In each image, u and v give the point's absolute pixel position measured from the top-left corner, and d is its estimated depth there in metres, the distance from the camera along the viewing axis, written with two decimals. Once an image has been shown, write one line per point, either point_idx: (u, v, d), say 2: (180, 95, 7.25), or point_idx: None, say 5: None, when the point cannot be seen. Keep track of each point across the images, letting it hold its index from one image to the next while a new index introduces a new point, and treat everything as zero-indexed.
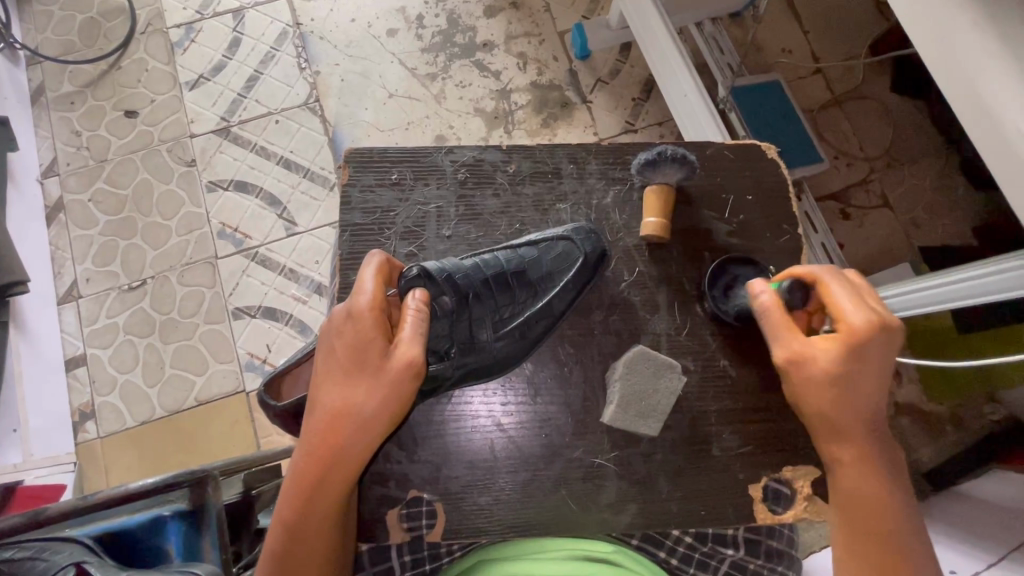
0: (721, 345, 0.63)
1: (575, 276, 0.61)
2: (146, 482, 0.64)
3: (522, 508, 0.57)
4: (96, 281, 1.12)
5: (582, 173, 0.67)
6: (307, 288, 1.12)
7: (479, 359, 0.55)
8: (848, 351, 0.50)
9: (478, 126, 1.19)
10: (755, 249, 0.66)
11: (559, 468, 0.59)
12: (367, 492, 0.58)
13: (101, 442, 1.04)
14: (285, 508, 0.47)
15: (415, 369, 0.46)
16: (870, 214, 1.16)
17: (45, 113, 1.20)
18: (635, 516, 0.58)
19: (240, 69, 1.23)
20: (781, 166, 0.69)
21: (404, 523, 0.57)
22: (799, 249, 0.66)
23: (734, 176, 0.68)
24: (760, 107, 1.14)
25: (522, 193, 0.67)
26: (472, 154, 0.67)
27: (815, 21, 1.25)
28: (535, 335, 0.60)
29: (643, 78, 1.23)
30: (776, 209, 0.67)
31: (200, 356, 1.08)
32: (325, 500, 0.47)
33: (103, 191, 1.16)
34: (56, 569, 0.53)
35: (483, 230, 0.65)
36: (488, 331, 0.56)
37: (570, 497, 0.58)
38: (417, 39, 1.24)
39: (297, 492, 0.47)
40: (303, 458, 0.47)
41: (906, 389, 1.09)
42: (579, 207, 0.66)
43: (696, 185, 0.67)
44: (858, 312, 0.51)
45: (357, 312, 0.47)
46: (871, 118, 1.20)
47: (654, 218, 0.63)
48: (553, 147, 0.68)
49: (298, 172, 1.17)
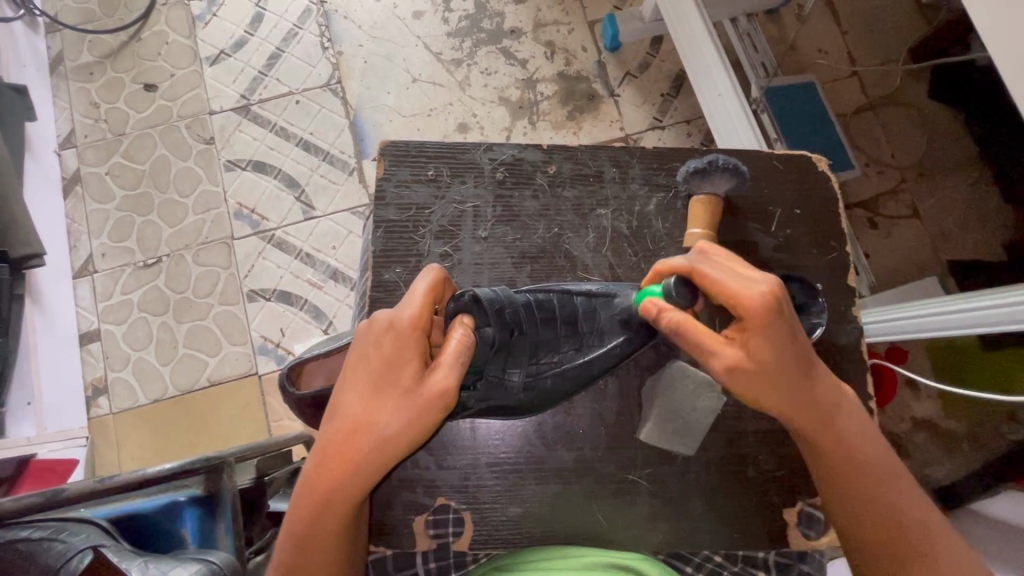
0: None
1: (626, 339, 0.57)
2: (164, 467, 0.64)
3: (551, 519, 0.57)
4: (111, 256, 1.11)
5: (624, 178, 0.66)
6: (323, 273, 1.10)
7: (501, 399, 0.54)
8: (758, 335, 0.46)
9: (502, 116, 1.17)
10: (801, 266, 0.64)
11: (589, 483, 0.58)
12: (395, 497, 0.57)
13: (114, 418, 1.04)
14: (294, 517, 0.45)
15: (448, 398, 0.44)
16: (899, 225, 1.14)
17: (63, 82, 1.18)
18: (664, 534, 0.58)
19: (262, 46, 1.20)
20: (832, 180, 0.67)
21: (431, 530, 0.57)
22: (845, 268, 0.65)
23: (782, 188, 0.66)
24: (795, 110, 1.11)
25: (562, 196, 0.65)
26: (511, 153, 0.66)
27: (857, 22, 1.21)
28: (570, 389, 0.57)
29: (674, 73, 1.20)
30: (822, 224, 0.65)
31: (214, 337, 1.08)
32: (336, 515, 0.45)
33: (121, 165, 1.15)
34: (74, 550, 0.53)
35: (520, 233, 0.64)
36: (521, 373, 0.54)
37: (600, 511, 0.58)
38: (443, 22, 1.21)
39: (306, 504, 0.44)
40: (314, 468, 0.45)
41: (926, 406, 1.07)
42: (620, 213, 0.65)
43: (743, 196, 0.65)
44: (747, 290, 0.46)
45: (397, 326, 0.45)
46: (909, 125, 1.16)
47: (700, 229, 0.61)
48: (595, 148, 0.66)
49: (318, 155, 1.15)
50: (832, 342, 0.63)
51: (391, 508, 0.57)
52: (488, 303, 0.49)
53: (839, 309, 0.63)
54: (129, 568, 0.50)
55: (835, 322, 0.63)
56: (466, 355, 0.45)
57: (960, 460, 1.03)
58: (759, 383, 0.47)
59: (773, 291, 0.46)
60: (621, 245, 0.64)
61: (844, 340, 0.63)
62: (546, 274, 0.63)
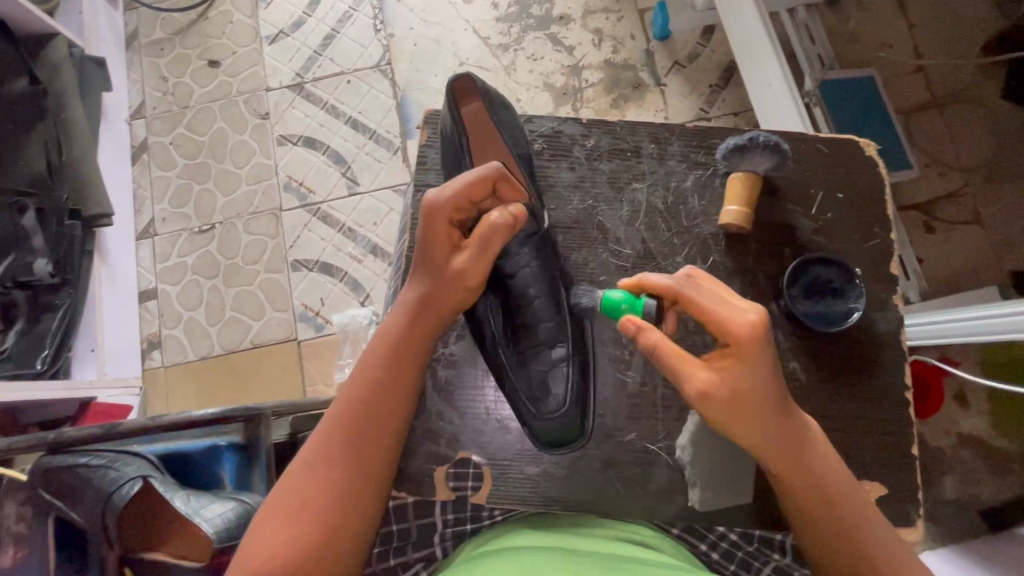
0: (793, 346, 0.60)
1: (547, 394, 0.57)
2: (207, 412, 0.66)
3: (567, 483, 0.59)
4: (171, 221, 1.18)
5: (662, 154, 0.65)
6: (363, 247, 1.14)
7: (529, 307, 0.59)
8: (748, 364, 0.45)
9: (546, 101, 1.17)
10: (842, 250, 0.63)
11: (609, 451, 0.60)
12: (419, 448, 0.60)
13: (164, 370, 1.12)
14: (386, 337, 0.55)
15: (474, 273, 0.54)
16: (957, 230, 1.07)
17: (137, 57, 1.27)
18: (680, 508, 0.58)
19: (318, 27, 1.25)
20: (879, 164, 0.65)
21: (451, 482, 0.59)
22: (888, 255, 0.63)
23: (824, 171, 0.64)
24: (851, 104, 1.07)
25: (599, 169, 0.65)
26: (551, 126, 0.67)
27: (924, 13, 1.15)
28: (540, 365, 0.58)
29: (724, 63, 1.17)
30: (864, 211, 0.63)
31: (258, 302, 1.14)
32: (421, 356, 0.55)
33: (183, 136, 1.22)
34: (125, 479, 0.60)
35: (554, 203, 0.65)
36: (546, 287, 0.59)
37: (618, 479, 0.59)
38: (493, 7, 1.23)
39: (398, 332, 0.55)
40: (410, 308, 0.55)
41: (973, 420, 1.00)
42: (656, 189, 0.65)
43: (783, 176, 0.64)
44: (730, 316, 0.45)
45: (446, 195, 0.52)
46: (974, 124, 1.10)
47: (735, 206, 0.60)
48: (634, 125, 0.66)
49: (364, 133, 1.19)
50: (872, 330, 0.61)
51: (413, 457, 0.60)
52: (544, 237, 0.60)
53: (880, 298, 0.62)
54: (172, 497, 0.58)
55: (876, 310, 0.61)
56: (502, 237, 0.54)
57: (1005, 481, 0.98)
58: (734, 410, 0.46)
59: (761, 320, 0.45)
60: (654, 221, 0.64)
61: (882, 328, 0.61)
62: (578, 244, 0.64)
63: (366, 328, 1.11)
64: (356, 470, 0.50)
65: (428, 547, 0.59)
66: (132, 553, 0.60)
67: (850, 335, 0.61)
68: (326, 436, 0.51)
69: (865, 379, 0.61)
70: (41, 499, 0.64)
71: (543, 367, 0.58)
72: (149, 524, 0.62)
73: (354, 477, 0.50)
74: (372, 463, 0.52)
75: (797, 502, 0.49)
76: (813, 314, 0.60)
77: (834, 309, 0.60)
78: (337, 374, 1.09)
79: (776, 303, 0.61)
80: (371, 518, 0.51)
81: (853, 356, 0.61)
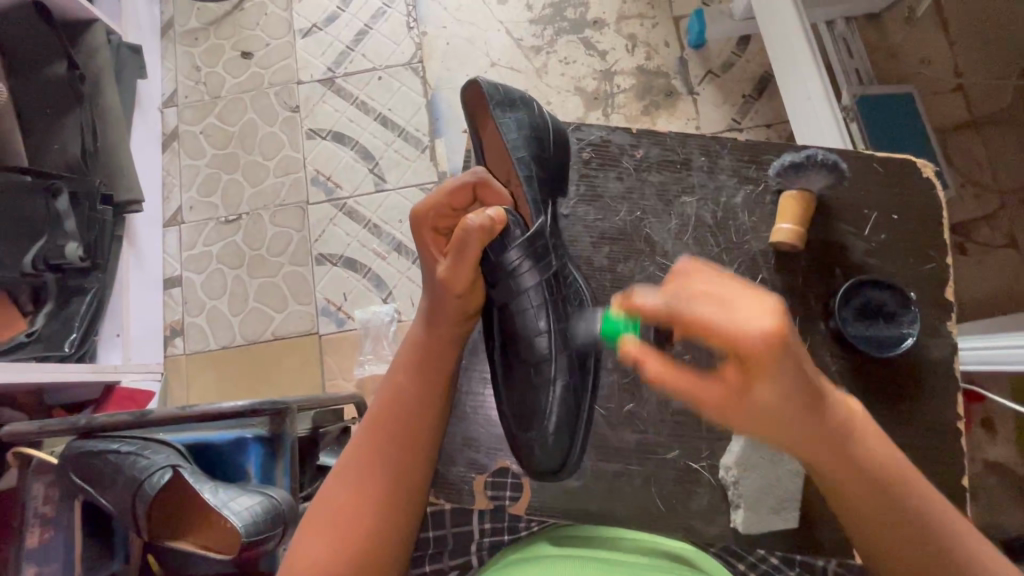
0: (843, 370, 0.62)
1: (547, 410, 0.57)
2: (238, 404, 0.64)
3: (608, 495, 0.60)
4: (198, 210, 1.19)
5: (713, 167, 0.67)
6: (388, 245, 1.14)
7: (519, 320, 0.58)
8: (764, 381, 0.37)
9: (576, 106, 1.16)
10: (893, 272, 0.64)
11: (651, 468, 0.61)
12: (457, 455, 0.61)
13: (186, 358, 1.13)
14: (406, 354, 0.58)
15: (458, 281, 0.55)
16: (992, 253, 1.06)
17: (171, 46, 1.28)
18: (724, 528, 0.59)
19: (351, 22, 1.25)
20: (936, 186, 0.66)
21: (489, 491, 0.61)
22: (943, 279, 0.64)
23: (878, 193, 0.66)
24: (891, 120, 1.05)
25: (647, 180, 0.67)
26: (600, 134, 0.69)
27: (967, 30, 1.12)
28: (540, 380, 0.57)
29: (759, 74, 1.16)
30: (921, 234, 0.65)
31: (281, 294, 1.14)
32: (442, 367, 0.57)
33: (214, 126, 1.23)
34: (154, 468, 0.61)
35: (602, 213, 0.67)
36: (538, 298, 0.57)
37: (659, 496, 0.60)
38: (527, 9, 1.22)
39: (418, 348, 0.57)
40: (426, 324, 0.58)
41: (1000, 448, 0.98)
42: (706, 203, 0.67)
43: (837, 196, 0.65)
44: (750, 334, 0.34)
45: (427, 207, 0.58)
46: (1014, 146, 1.08)
47: (789, 224, 0.62)
48: (685, 136, 0.68)
49: (393, 131, 1.19)
50: (920, 357, 0.62)
51: (452, 465, 0.61)
52: (541, 244, 0.57)
53: (933, 322, 0.63)
54: (202, 488, 0.58)
55: (928, 335, 0.63)
56: (477, 241, 0.53)
57: None
58: (759, 423, 0.39)
59: (777, 329, 0.34)
60: (703, 235, 0.66)
61: (937, 355, 0.63)
62: (624, 255, 0.66)
63: (387, 326, 1.11)
64: (386, 478, 0.53)
65: (464, 555, 0.61)
66: (157, 540, 0.61)
67: (897, 361, 0.62)
68: (357, 449, 0.54)
69: (909, 404, 0.62)
70: (70, 483, 0.64)
71: (535, 385, 0.57)
72: (174, 512, 0.63)
73: (383, 486, 0.52)
74: (402, 477, 0.53)
75: (870, 539, 0.45)
76: (864, 337, 0.61)
77: (885, 333, 0.61)
78: (357, 370, 1.09)
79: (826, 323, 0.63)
80: (405, 529, 0.53)
81: (895, 380, 0.62)
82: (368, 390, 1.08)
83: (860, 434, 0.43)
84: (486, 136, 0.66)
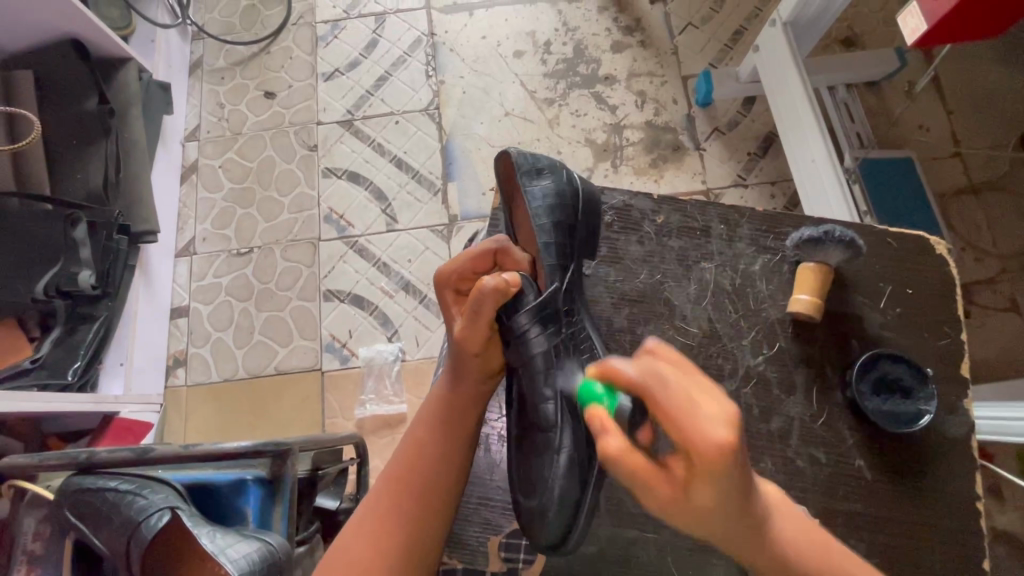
0: (860, 442, 0.64)
1: (560, 480, 0.54)
2: (241, 444, 0.62)
3: (623, 561, 0.61)
4: (211, 242, 1.21)
5: (731, 236, 0.71)
6: (396, 284, 1.16)
7: (528, 383, 0.58)
8: (706, 482, 0.36)
9: (586, 156, 1.20)
10: (907, 345, 0.67)
11: (667, 537, 0.62)
12: (473, 515, 0.63)
13: (187, 390, 1.12)
14: (429, 412, 0.59)
15: (476, 338, 0.57)
16: (993, 316, 1.07)
17: (198, 84, 1.32)
18: None
19: (372, 68, 1.30)
20: (951, 264, 0.70)
21: (502, 553, 0.61)
22: (959, 354, 0.67)
23: (891, 266, 0.69)
24: (895, 183, 1.07)
25: (667, 245, 0.71)
26: (622, 199, 0.72)
27: (964, 101, 1.17)
28: (549, 448, 0.56)
29: (763, 134, 1.20)
30: (935, 310, 0.68)
31: (287, 329, 1.14)
32: (460, 426, 0.58)
33: (232, 161, 1.26)
34: (155, 508, 0.60)
35: (623, 275, 0.70)
36: (549, 362, 0.57)
37: (674, 565, 0.61)
38: (541, 63, 1.27)
39: (438, 402, 0.59)
40: (450, 383, 0.59)
41: (1009, 516, 0.96)
42: (724, 269, 0.70)
43: (853, 268, 0.69)
44: (718, 421, 0.35)
45: (448, 272, 0.62)
46: (1011, 212, 1.11)
47: (806, 296, 0.65)
48: (705, 204, 0.72)
49: (408, 173, 1.22)
50: (933, 432, 0.64)
51: (468, 524, 0.62)
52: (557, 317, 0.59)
53: (950, 396, 0.65)
54: (199, 534, 0.56)
55: (945, 411, 0.65)
56: (491, 300, 0.55)
57: None
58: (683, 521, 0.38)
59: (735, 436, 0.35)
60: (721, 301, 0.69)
61: (954, 430, 0.64)
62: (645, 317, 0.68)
63: (391, 364, 1.11)
64: (399, 543, 0.53)
65: None
66: None
67: (911, 434, 0.64)
68: (373, 502, 0.55)
69: (923, 477, 0.63)
70: (62, 518, 0.62)
71: (541, 452, 0.57)
72: None
73: (398, 542, 0.53)
74: (415, 531, 0.54)
75: None
76: (883, 412, 0.63)
77: (898, 407, 0.63)
78: (358, 410, 1.09)
79: (841, 392, 0.65)
80: None
81: (907, 452, 0.64)
82: (369, 430, 1.08)
83: (773, 517, 0.43)
84: (510, 195, 0.69)
